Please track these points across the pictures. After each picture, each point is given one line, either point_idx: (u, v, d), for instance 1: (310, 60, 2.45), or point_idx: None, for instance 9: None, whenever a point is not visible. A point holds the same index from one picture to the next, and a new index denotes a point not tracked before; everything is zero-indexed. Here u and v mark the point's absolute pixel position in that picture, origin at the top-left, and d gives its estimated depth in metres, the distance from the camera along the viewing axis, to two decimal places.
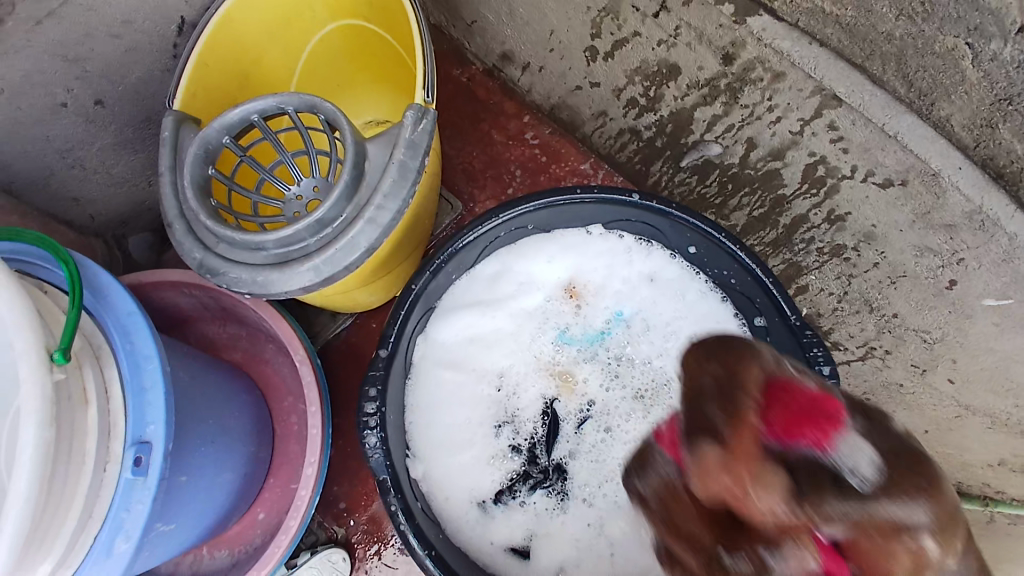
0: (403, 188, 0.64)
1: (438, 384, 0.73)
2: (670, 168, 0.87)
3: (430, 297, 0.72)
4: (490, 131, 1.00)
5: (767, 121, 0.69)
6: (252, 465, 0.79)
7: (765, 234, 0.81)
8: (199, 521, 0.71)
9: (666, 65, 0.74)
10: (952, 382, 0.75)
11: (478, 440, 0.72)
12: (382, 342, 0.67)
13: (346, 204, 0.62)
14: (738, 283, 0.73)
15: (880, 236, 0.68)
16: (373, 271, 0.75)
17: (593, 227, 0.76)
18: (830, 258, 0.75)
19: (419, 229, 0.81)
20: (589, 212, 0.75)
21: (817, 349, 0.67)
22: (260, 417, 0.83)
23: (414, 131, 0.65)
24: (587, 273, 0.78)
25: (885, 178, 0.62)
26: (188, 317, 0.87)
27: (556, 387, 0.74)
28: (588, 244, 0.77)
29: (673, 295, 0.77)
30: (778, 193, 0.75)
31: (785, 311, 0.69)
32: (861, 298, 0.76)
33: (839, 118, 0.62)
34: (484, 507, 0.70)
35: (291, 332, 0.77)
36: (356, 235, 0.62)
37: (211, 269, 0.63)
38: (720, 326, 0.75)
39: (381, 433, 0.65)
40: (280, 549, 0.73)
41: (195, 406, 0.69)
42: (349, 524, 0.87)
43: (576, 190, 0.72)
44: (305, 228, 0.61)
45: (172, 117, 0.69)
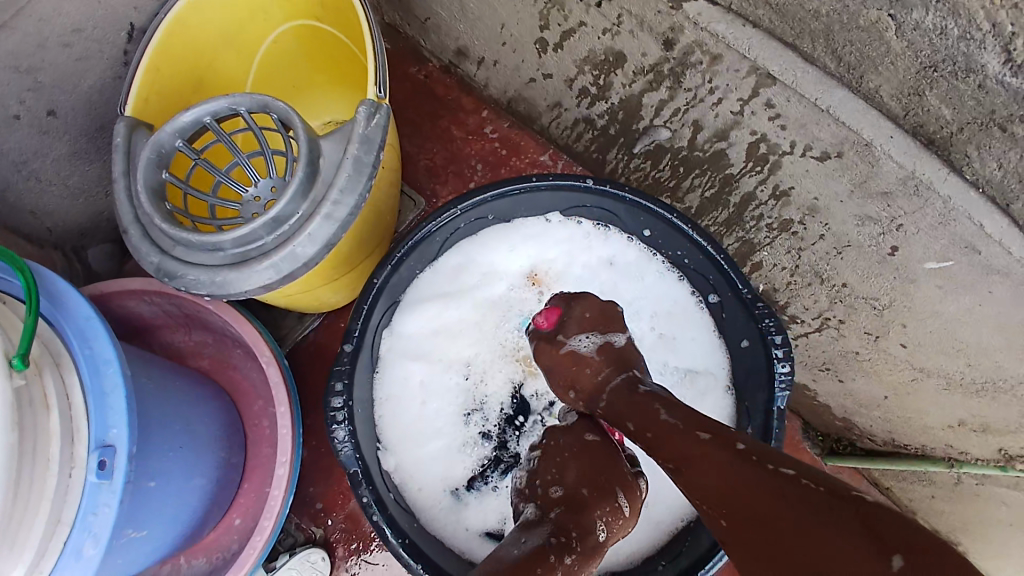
0: (359, 183, 0.65)
1: (405, 377, 0.73)
2: (625, 155, 0.90)
3: (393, 291, 0.72)
4: (449, 128, 1.01)
5: (710, 102, 0.71)
6: (224, 470, 0.79)
7: (718, 215, 0.84)
8: (171, 527, 0.70)
9: (612, 53, 0.76)
10: (904, 346, 0.78)
11: (447, 429, 0.73)
12: (347, 337, 0.67)
13: (302, 201, 0.63)
14: (692, 263, 0.74)
15: (823, 208, 0.70)
16: (335, 269, 0.75)
17: (551, 215, 0.78)
18: (779, 234, 0.78)
19: (380, 225, 0.81)
20: (546, 200, 0.76)
21: (769, 320, 0.69)
22: (230, 421, 0.82)
23: (367, 127, 0.66)
24: (548, 259, 0.79)
25: (823, 151, 0.65)
26: (153, 325, 0.87)
27: (523, 373, 0.75)
28: (547, 232, 0.79)
29: (633, 278, 0.79)
30: (727, 172, 0.77)
31: (737, 284, 0.70)
32: (812, 270, 0.79)
33: (775, 95, 0.64)
34: (458, 494, 0.71)
35: (256, 334, 0.77)
36: (313, 230, 0.63)
37: (169, 273, 0.63)
38: (679, 305, 0.77)
39: (349, 426, 0.64)
40: (257, 551, 0.73)
41: (161, 411, 0.69)
42: (327, 523, 0.87)
43: (531, 179, 0.72)
44: (261, 226, 0.61)
45: (125, 122, 0.70)
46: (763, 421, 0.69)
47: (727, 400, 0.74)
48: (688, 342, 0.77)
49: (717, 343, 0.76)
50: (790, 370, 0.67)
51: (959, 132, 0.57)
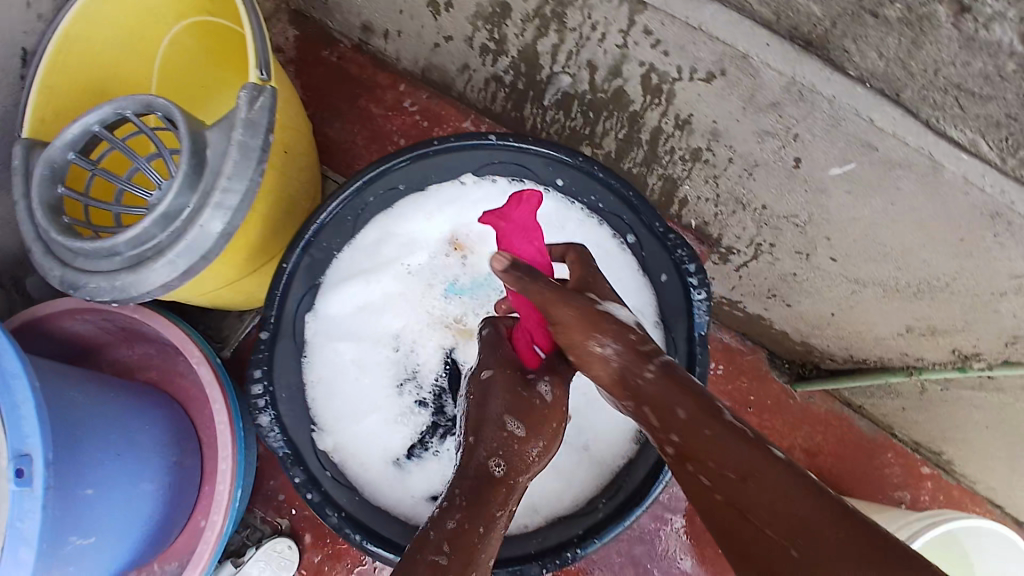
0: (248, 169, 0.65)
1: (335, 357, 0.73)
2: (539, 108, 0.88)
3: (312, 272, 0.72)
4: (368, 106, 1.01)
5: (595, 39, 0.69)
6: (179, 473, 0.80)
7: (636, 154, 0.84)
8: (125, 531, 0.72)
9: (497, 4, 0.74)
10: (834, 260, 0.77)
11: (382, 401, 0.73)
12: (263, 325, 0.68)
13: (191, 194, 0.63)
14: (606, 206, 0.75)
15: (723, 130, 0.69)
16: (251, 260, 0.75)
17: (465, 177, 0.77)
18: (694, 163, 0.78)
19: (296, 212, 0.82)
20: (456, 161, 0.76)
21: (681, 250, 0.69)
22: (181, 425, 0.83)
23: (250, 110, 0.65)
24: (467, 222, 0.78)
25: (708, 72, 0.63)
26: (96, 344, 0.88)
27: (454, 337, 0.75)
28: (464, 194, 0.78)
29: (555, 228, 0.78)
30: (631, 110, 0.76)
31: (650, 220, 0.71)
32: (733, 197, 0.79)
33: (649, 21, 0.62)
34: (400, 463, 0.72)
35: (183, 336, 0.78)
36: (205, 221, 0.63)
37: (72, 284, 0.63)
38: (603, 250, 0.76)
39: (273, 412, 0.67)
40: (212, 543, 0.74)
41: (97, 419, 0.70)
42: (290, 513, 0.88)
43: (430, 143, 0.72)
44: (153, 224, 0.62)
45: (20, 143, 0.70)
46: (687, 348, 0.70)
47: (656, 337, 0.73)
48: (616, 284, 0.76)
49: (642, 282, 0.74)
50: (707, 296, 0.68)
51: (832, 27, 0.53)
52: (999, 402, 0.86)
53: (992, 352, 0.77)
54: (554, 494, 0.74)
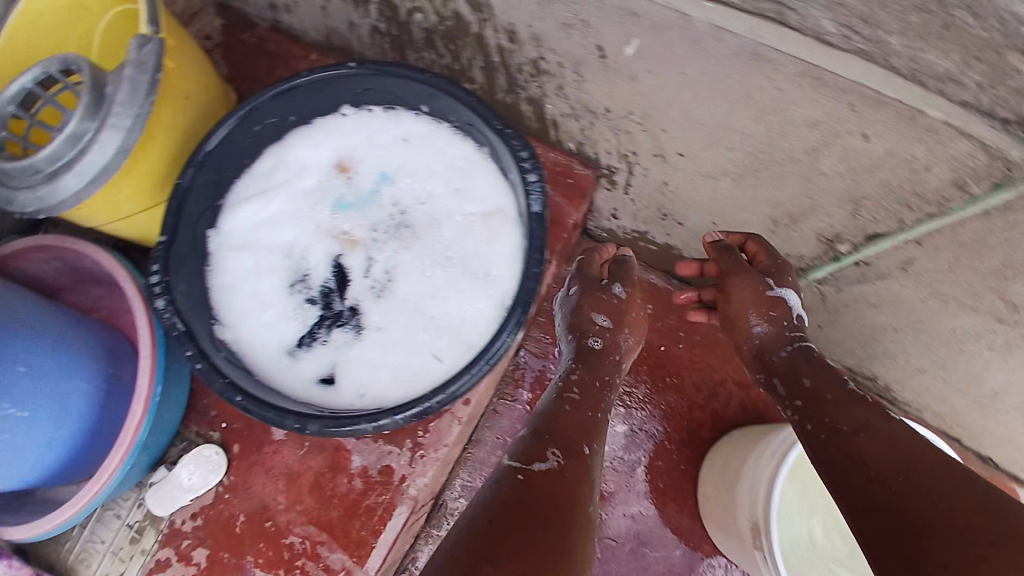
0: (138, 99, 0.69)
1: (237, 266, 0.78)
2: (422, 55, 0.90)
3: (209, 196, 0.77)
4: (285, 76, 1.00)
5: None
6: (117, 387, 0.82)
7: (500, 79, 0.86)
8: (54, 431, 0.74)
9: None
10: (683, 155, 0.80)
11: (279, 301, 0.77)
12: (164, 231, 0.72)
13: (92, 121, 0.68)
14: (469, 115, 0.77)
15: (535, 30, 0.73)
16: (170, 189, 0.79)
17: (345, 109, 0.82)
18: (539, 78, 0.81)
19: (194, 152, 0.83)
20: (338, 88, 0.80)
21: (519, 143, 0.73)
22: (121, 347, 0.84)
23: (140, 56, 0.71)
24: (348, 148, 0.82)
25: None
26: (54, 288, 0.89)
27: (341, 245, 0.79)
28: (349, 126, 0.83)
29: (426, 150, 0.83)
30: (472, 32, 0.80)
31: (490, 121, 0.75)
32: (581, 106, 0.81)
33: None
34: (294, 353, 0.76)
35: (118, 267, 0.81)
36: (105, 140, 0.68)
37: (5, 200, 0.68)
38: (468, 161, 0.81)
39: (168, 297, 0.70)
40: (125, 445, 0.74)
41: (32, 327, 0.72)
42: (223, 428, 0.87)
43: (261, 98, 0.76)
44: (62, 144, 0.67)
45: None
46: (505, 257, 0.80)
47: (512, 229, 0.78)
48: (477, 186, 0.80)
49: (501, 183, 0.79)
50: (539, 180, 0.72)
51: None
52: (938, 301, 0.74)
53: (901, 194, 0.65)
54: (425, 372, 0.74)
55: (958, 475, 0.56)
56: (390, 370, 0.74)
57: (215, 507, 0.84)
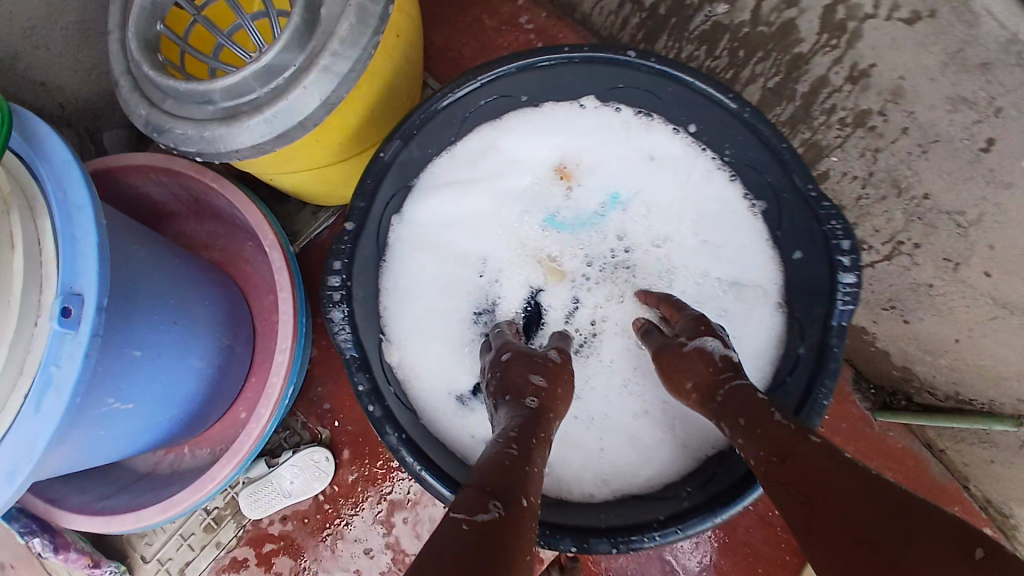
0: (364, 37, 0.51)
1: (417, 268, 0.62)
2: (676, 44, 0.71)
3: (404, 174, 0.59)
4: (481, 17, 0.80)
5: None
6: (227, 358, 0.66)
7: (782, 112, 0.66)
8: (163, 413, 0.58)
9: None
10: (989, 276, 0.63)
11: (457, 326, 0.62)
12: (348, 214, 0.54)
13: (298, 53, 0.50)
14: (761, 163, 0.57)
15: (910, 90, 0.56)
16: (347, 147, 0.61)
17: (586, 100, 0.62)
18: (853, 130, 0.62)
19: (392, 104, 0.64)
20: (588, 72, 0.59)
21: (835, 221, 0.53)
22: (236, 310, 0.68)
23: None
24: (579, 145, 0.64)
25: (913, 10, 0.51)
26: (164, 210, 0.72)
27: (543, 275, 0.63)
28: (583, 122, 0.63)
29: (676, 177, 0.63)
30: (795, 52, 0.60)
31: (801, 179, 0.55)
32: (888, 179, 0.64)
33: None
34: (466, 399, 0.59)
35: (258, 216, 0.62)
36: (309, 85, 0.50)
37: (158, 129, 0.50)
38: (726, 209, 0.61)
39: (348, 309, 0.53)
40: (245, 450, 0.58)
41: (154, 288, 0.54)
42: (334, 426, 0.71)
43: (502, 63, 0.57)
44: (252, 75, 0.49)
45: None
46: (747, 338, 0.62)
47: (774, 318, 0.59)
48: (735, 248, 0.61)
49: (768, 254, 0.60)
50: (856, 283, 0.53)
51: None
52: None
53: None
54: (629, 475, 0.57)
55: (981, 539, 0.32)
56: (583, 457, 0.58)
57: (311, 520, 0.70)
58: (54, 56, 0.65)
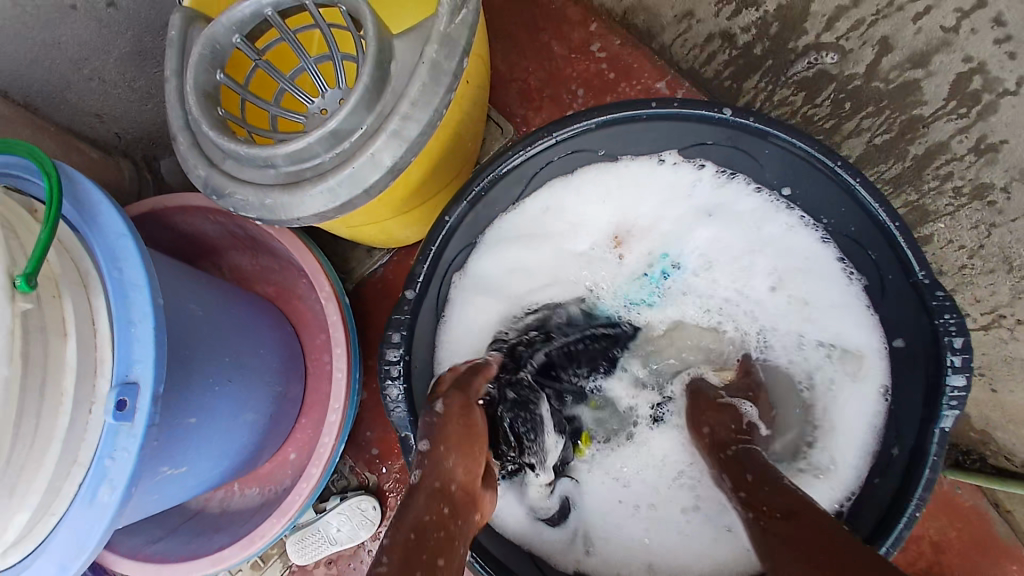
0: (435, 97, 0.46)
1: (477, 328, 0.59)
2: (770, 83, 0.62)
3: (470, 233, 0.56)
4: (550, 42, 0.75)
5: (914, 13, 0.47)
6: (282, 404, 0.65)
7: (887, 170, 0.59)
8: (215, 466, 0.58)
9: None
10: None
11: None
12: (408, 281, 0.52)
13: (367, 114, 0.46)
14: (863, 240, 0.52)
15: None
16: (407, 201, 0.58)
17: (666, 154, 0.56)
18: (970, 201, 0.55)
19: (457, 151, 0.60)
20: (667, 133, 0.54)
21: (949, 316, 0.48)
22: (290, 353, 0.67)
23: (450, 24, 0.46)
24: (655, 203, 0.59)
25: None
26: (216, 244, 0.71)
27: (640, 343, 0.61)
28: (661, 177, 0.57)
29: (762, 242, 0.57)
30: (914, 112, 0.53)
31: (911, 267, 0.49)
32: (1001, 254, 0.58)
33: (1010, 8, 0.43)
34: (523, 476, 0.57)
35: (314, 265, 0.61)
36: (376, 151, 0.46)
37: (217, 190, 0.48)
38: (818, 282, 0.56)
39: (406, 385, 0.51)
40: (296, 507, 0.60)
41: (207, 348, 0.54)
42: (381, 472, 0.70)
43: (578, 118, 0.52)
44: (317, 141, 0.45)
45: (181, 12, 0.51)
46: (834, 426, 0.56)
47: (867, 408, 0.54)
48: (825, 327, 0.56)
49: (862, 335, 0.55)
50: (966, 388, 0.47)
51: None
52: None
53: None
54: (680, 566, 0.56)
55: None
56: (628, 540, 0.57)
57: (358, 567, 0.69)
58: (107, 87, 0.65)
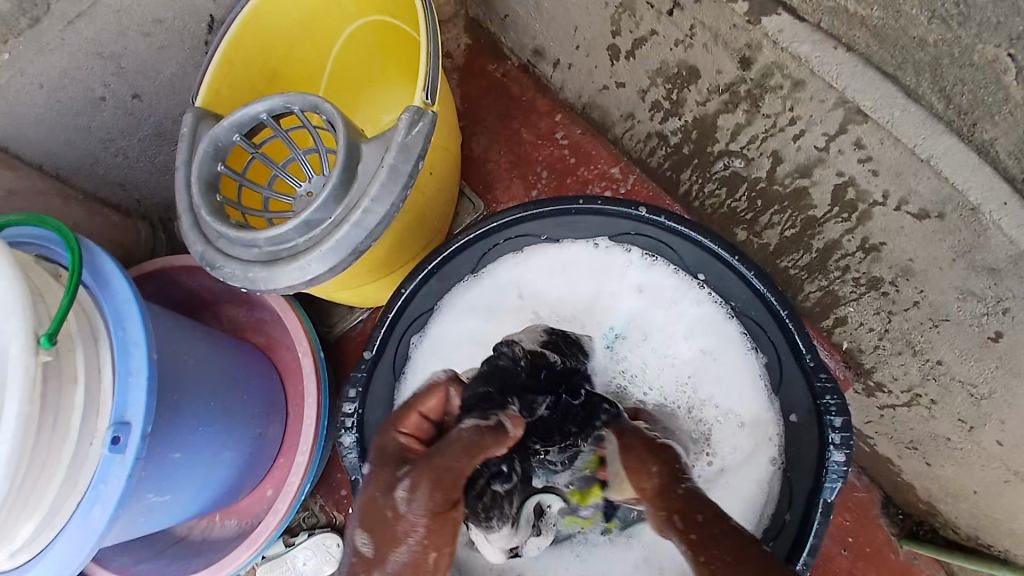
0: (393, 194, 0.56)
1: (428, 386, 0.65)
2: (699, 178, 0.71)
3: (427, 302, 0.65)
4: (519, 129, 0.84)
5: (792, 134, 0.54)
6: (261, 445, 0.73)
7: (799, 258, 0.67)
8: (198, 497, 0.66)
9: (686, 68, 0.58)
10: (1002, 443, 0.61)
11: None
12: (368, 342, 0.62)
13: (336, 206, 0.55)
14: (765, 324, 0.59)
15: (919, 271, 0.55)
16: (375, 271, 0.67)
17: (600, 240, 0.64)
18: (868, 290, 0.63)
19: (423, 228, 0.70)
20: (598, 224, 0.64)
21: (831, 397, 0.55)
22: (271, 399, 0.76)
23: (408, 134, 0.56)
24: (589, 283, 0.66)
25: (922, 208, 0.49)
26: (215, 299, 0.81)
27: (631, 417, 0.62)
28: (594, 261, 0.65)
29: (681, 320, 0.64)
30: (810, 213, 0.61)
31: (800, 350, 0.57)
32: (903, 339, 0.64)
33: (866, 135, 0.48)
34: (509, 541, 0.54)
35: (296, 324, 0.71)
36: (341, 238, 0.55)
37: (211, 264, 0.57)
38: (729, 359, 0.62)
39: (357, 435, 0.59)
40: (262, 539, 0.68)
41: (195, 393, 0.63)
42: (348, 512, 0.77)
43: (517, 212, 0.63)
44: (293, 227, 0.55)
45: (193, 112, 0.62)
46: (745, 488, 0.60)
47: (769, 476, 0.59)
48: (732, 397, 0.61)
49: (767, 407, 0.60)
50: (846, 462, 0.54)
51: None
52: None
53: None
54: None
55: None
56: None
57: None
58: (130, 161, 0.76)
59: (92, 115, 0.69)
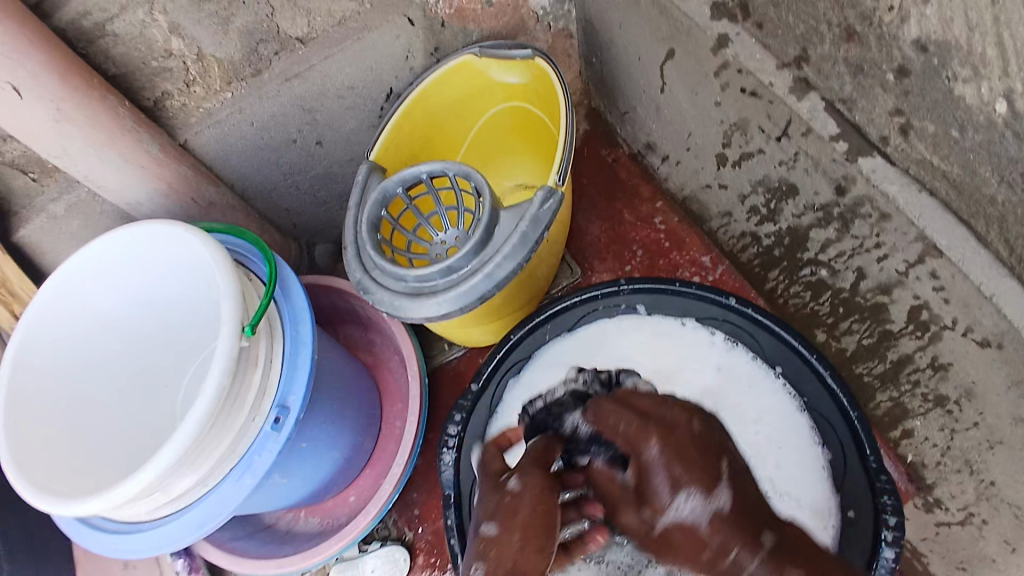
0: (519, 254, 0.67)
1: None
2: (785, 279, 0.79)
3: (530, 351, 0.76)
4: (622, 210, 0.95)
5: (876, 255, 0.60)
6: (358, 451, 0.84)
7: (873, 366, 0.70)
8: (305, 483, 0.76)
9: (786, 184, 0.66)
10: None
11: None
12: (477, 375, 0.74)
13: (473, 258, 0.67)
14: (832, 419, 0.66)
15: (981, 394, 0.58)
16: (486, 316, 0.78)
17: (687, 320, 0.74)
18: (933, 407, 0.65)
19: (530, 285, 0.81)
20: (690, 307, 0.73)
21: (889, 497, 0.60)
22: (370, 413, 0.86)
23: (539, 209, 0.68)
24: (674, 357, 0.74)
25: (984, 337, 0.53)
26: (342, 317, 0.94)
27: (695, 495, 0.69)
28: (681, 336, 0.74)
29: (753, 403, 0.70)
30: (886, 326, 0.65)
31: (865, 449, 0.63)
32: (962, 458, 0.64)
33: (940, 269, 0.53)
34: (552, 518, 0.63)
35: (411, 350, 0.83)
36: (474, 284, 0.66)
37: (364, 289, 0.69)
38: (795, 444, 0.68)
39: (456, 453, 0.70)
40: (352, 533, 0.78)
41: (323, 394, 0.74)
42: (417, 530, 0.86)
43: (619, 284, 0.74)
44: (437, 270, 0.67)
45: (368, 165, 0.77)
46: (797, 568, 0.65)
47: None
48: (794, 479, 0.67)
49: (825, 496, 0.65)
50: (896, 559, 0.58)
51: None
52: None
53: None
54: None
55: None
56: None
57: None
58: (299, 192, 0.92)
59: (281, 152, 0.85)
